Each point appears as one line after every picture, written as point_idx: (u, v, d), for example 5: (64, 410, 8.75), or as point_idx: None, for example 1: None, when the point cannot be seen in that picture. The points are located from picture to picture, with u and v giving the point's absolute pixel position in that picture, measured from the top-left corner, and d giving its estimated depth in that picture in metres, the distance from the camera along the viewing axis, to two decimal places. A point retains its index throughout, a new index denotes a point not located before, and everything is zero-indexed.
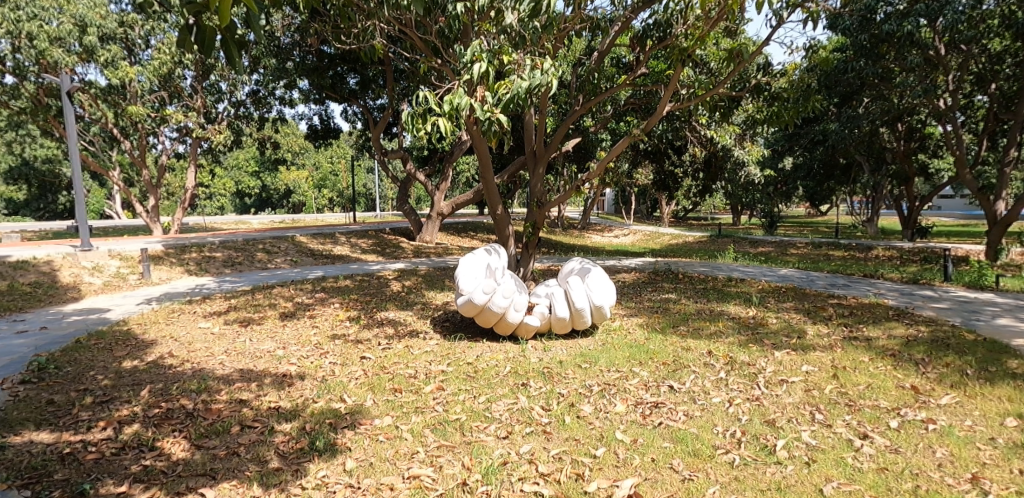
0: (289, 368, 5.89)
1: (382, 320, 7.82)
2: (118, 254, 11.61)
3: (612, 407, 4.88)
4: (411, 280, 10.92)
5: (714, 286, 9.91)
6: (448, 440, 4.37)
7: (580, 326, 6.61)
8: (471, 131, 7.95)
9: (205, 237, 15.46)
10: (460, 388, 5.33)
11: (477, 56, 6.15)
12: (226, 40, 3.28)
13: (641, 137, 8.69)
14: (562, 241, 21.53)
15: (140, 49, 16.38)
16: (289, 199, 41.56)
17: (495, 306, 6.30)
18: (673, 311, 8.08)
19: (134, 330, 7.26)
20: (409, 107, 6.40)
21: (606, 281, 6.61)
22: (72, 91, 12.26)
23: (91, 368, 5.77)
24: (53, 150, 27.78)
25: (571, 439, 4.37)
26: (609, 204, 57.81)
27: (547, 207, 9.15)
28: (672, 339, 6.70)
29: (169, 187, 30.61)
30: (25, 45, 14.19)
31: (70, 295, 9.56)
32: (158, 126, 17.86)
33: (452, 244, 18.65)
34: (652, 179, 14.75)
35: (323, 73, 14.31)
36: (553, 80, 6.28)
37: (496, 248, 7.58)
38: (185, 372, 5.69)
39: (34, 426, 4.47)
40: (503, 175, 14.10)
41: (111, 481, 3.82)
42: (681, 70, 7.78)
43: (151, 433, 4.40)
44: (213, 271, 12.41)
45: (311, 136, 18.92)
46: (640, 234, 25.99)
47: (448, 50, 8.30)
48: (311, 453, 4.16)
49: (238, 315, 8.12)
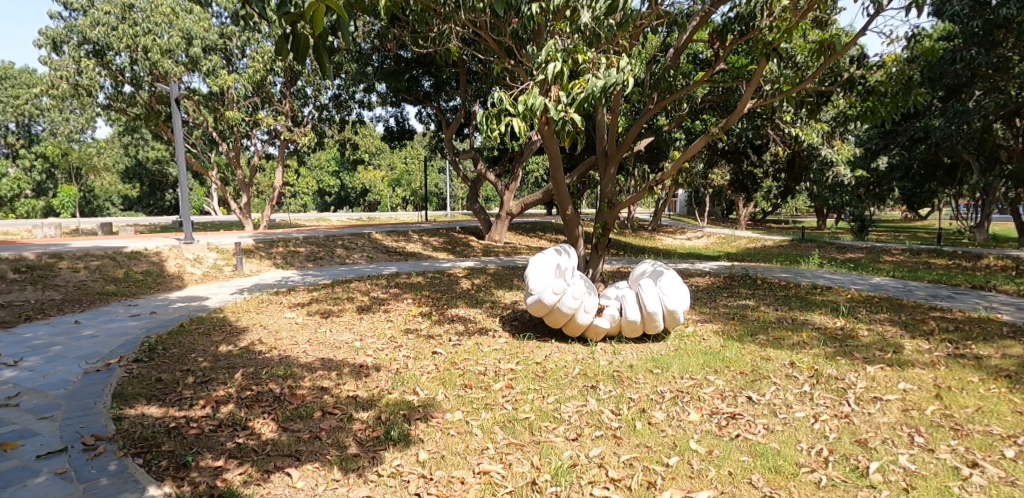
0: (365, 359, 6.14)
1: (452, 317, 7.99)
2: (215, 247, 12.50)
3: (685, 416, 4.74)
4: (481, 279, 11.09)
5: (796, 294, 9.40)
6: (518, 438, 4.40)
7: (651, 330, 6.47)
8: (543, 131, 7.96)
9: (291, 233, 16.34)
10: (529, 387, 5.35)
11: (551, 56, 6.20)
12: (318, 48, 3.42)
13: (719, 136, 8.30)
14: (631, 243, 21.22)
15: (237, 58, 17.71)
16: (366, 198, 43.37)
17: (564, 307, 6.27)
18: (751, 318, 7.74)
19: (228, 317, 7.82)
20: (483, 108, 6.45)
21: (680, 285, 6.46)
22: (179, 98, 13.12)
23: (192, 350, 6.26)
24: (163, 152, 30.41)
25: (642, 445, 4.29)
26: (682, 205, 56.64)
27: (618, 209, 9.00)
28: (750, 348, 6.41)
29: (259, 186, 32.71)
30: (141, 57, 15.54)
31: (175, 283, 10.42)
32: (251, 129, 19.14)
33: (521, 244, 18.75)
34: (729, 179, 14.29)
35: (399, 76, 14.90)
36: (629, 78, 6.12)
37: (566, 247, 7.61)
38: (273, 358, 6.06)
39: (145, 401, 4.89)
40: (572, 174, 14.00)
41: (209, 455, 4.09)
42: (766, 64, 7.43)
43: (243, 413, 4.70)
44: (297, 264, 13.14)
45: (387, 137, 19.58)
46: (714, 236, 25.19)
47: (521, 51, 8.38)
48: (386, 442, 4.31)
49: (319, 306, 8.56)
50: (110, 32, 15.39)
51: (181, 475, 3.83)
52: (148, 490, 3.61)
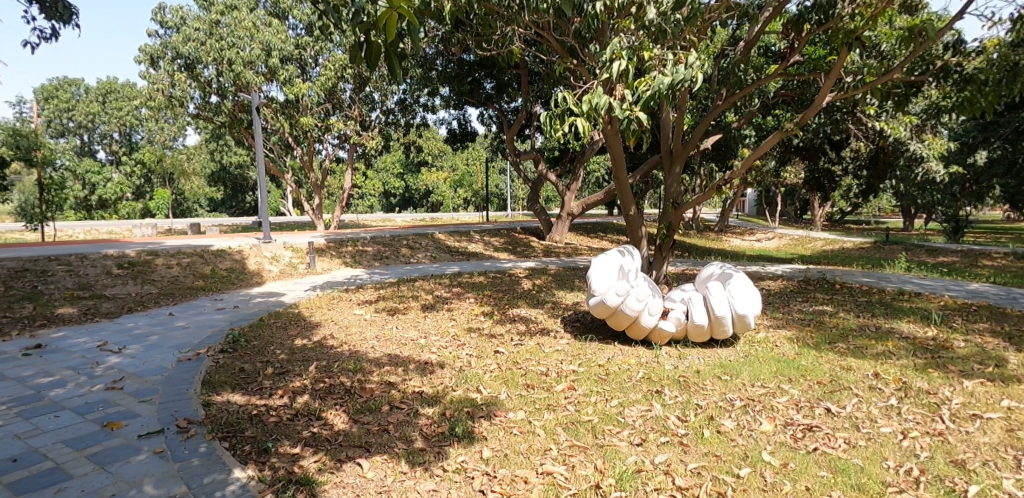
0: (430, 356, 6.27)
1: (514, 316, 8.03)
2: (291, 246, 13.14)
3: (757, 425, 4.54)
4: (542, 279, 11.09)
5: (881, 300, 8.82)
6: (581, 440, 4.36)
7: (720, 335, 6.26)
8: (607, 130, 7.85)
9: (360, 233, 16.92)
10: (592, 389, 5.29)
11: (616, 54, 6.10)
12: (389, 54, 3.47)
13: (794, 133, 7.91)
14: (697, 244, 20.58)
15: (311, 67, 18.55)
16: (429, 199, 44.31)
17: (628, 309, 6.15)
18: (830, 325, 7.33)
19: (303, 312, 8.20)
20: (547, 109, 6.43)
21: (750, 288, 6.22)
22: (259, 105, 13.88)
23: (271, 343, 6.60)
24: (244, 157, 32.30)
25: (711, 454, 4.15)
26: (751, 206, 54.40)
27: (684, 209, 8.75)
28: (829, 357, 6.07)
29: (330, 188, 34.09)
30: (226, 69, 16.58)
31: (255, 280, 11.03)
32: (323, 134, 19.99)
33: (582, 245, 18.59)
34: (804, 177, 13.60)
35: (462, 79, 15.14)
36: (698, 74, 5.93)
37: (630, 248, 7.48)
38: (344, 353, 6.29)
39: (230, 388, 5.20)
40: (636, 174, 13.75)
41: (287, 442, 4.30)
42: (847, 55, 7.01)
43: (318, 404, 4.91)
44: (365, 263, 13.61)
45: (450, 139, 19.93)
46: (787, 238, 24.06)
47: (584, 50, 8.30)
48: (451, 438, 4.38)
49: (386, 304, 8.83)
50: (199, 47, 16.49)
51: (263, 459, 4.03)
52: (234, 472, 3.83)
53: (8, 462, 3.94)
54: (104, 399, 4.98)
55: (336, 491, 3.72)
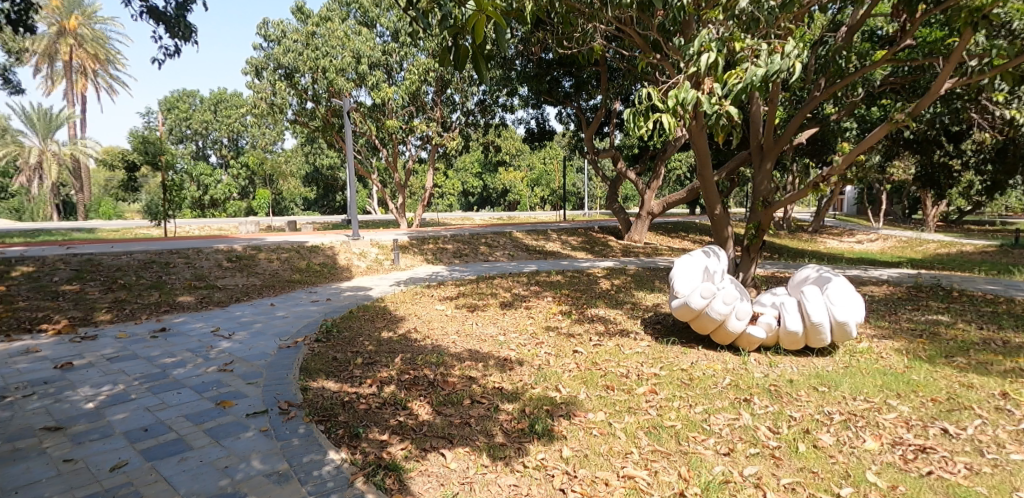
0: (509, 353, 6.31)
1: (592, 316, 7.93)
2: (377, 243, 13.69)
3: (860, 442, 4.20)
4: (620, 279, 10.87)
5: (1007, 311, 7.93)
6: (664, 446, 4.22)
7: (816, 343, 5.87)
8: (694, 125, 7.55)
9: (441, 231, 17.33)
10: (675, 394, 5.11)
11: (705, 46, 5.83)
12: (476, 56, 3.45)
13: (904, 124, 7.25)
14: (789, 246, 19.42)
15: (396, 72, 19.23)
16: (506, 198, 44.74)
17: (714, 312, 5.88)
18: (946, 337, 6.67)
19: (388, 306, 8.52)
20: (630, 106, 6.23)
21: (852, 294, 5.78)
22: (349, 109, 14.57)
23: (360, 334, 6.91)
24: (334, 159, 34.07)
25: (807, 470, 3.89)
26: (849, 204, 50.62)
27: (775, 208, 8.27)
28: (945, 371, 5.52)
29: (412, 188, 35.20)
30: (320, 77, 17.53)
31: (345, 274, 11.59)
32: (407, 136, 20.68)
33: (662, 245, 18.06)
34: (915, 173, 12.47)
35: (541, 79, 15.15)
36: (796, 64, 5.55)
37: (716, 249, 7.18)
38: (427, 346, 6.46)
39: (324, 375, 5.48)
40: (722, 171, 13.16)
41: (376, 429, 4.46)
42: (970, 37, 6.33)
43: (403, 394, 5.07)
44: (446, 260, 13.93)
45: (529, 138, 20.00)
46: (891, 239, 22.18)
47: (669, 43, 8.04)
48: (531, 435, 4.37)
49: (466, 300, 8.99)
50: (297, 57, 17.51)
51: (354, 444, 4.21)
52: (329, 454, 4.03)
53: (140, 431, 4.35)
54: (217, 380, 5.39)
55: (422, 479, 3.82)
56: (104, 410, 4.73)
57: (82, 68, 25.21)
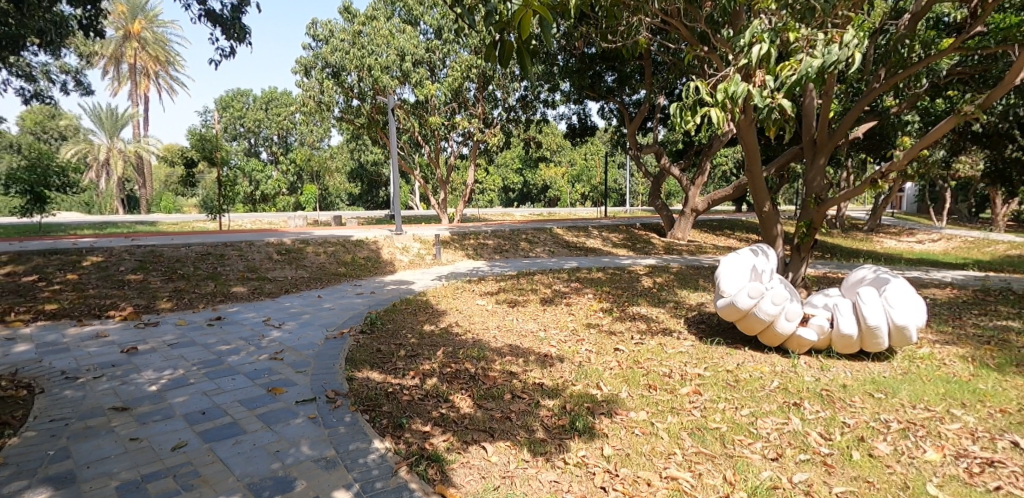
0: (549, 349, 6.28)
1: (634, 314, 7.80)
2: (419, 238, 13.86)
3: (920, 452, 3.99)
4: (663, 278, 10.66)
5: None
6: (709, 448, 4.11)
7: (872, 348, 5.60)
8: (743, 119, 7.32)
9: (482, 227, 17.40)
10: (721, 395, 4.97)
11: (756, 37, 5.63)
12: (521, 51, 3.37)
13: (973, 117, 6.82)
14: (842, 245, 18.65)
15: (439, 68, 19.40)
16: (547, 194, 44.57)
17: (762, 312, 5.68)
18: (1016, 344, 6.27)
19: (429, 300, 8.61)
20: (676, 101, 6.05)
21: (912, 297, 5.48)
22: (394, 107, 14.81)
23: (403, 327, 7.01)
24: (378, 155, 34.66)
25: (861, 479, 3.72)
26: (907, 202, 48.21)
27: (827, 206, 7.93)
28: (1015, 381, 5.19)
29: (454, 184, 35.50)
30: (365, 75, 17.85)
31: (388, 268, 11.79)
32: (449, 133, 20.84)
33: (707, 243, 17.64)
34: (983, 169, 11.75)
35: (584, 73, 15.01)
36: (856, 53, 5.28)
37: (766, 248, 6.94)
38: (468, 340, 6.50)
39: (368, 366, 5.57)
40: (771, 167, 12.71)
41: (418, 420, 4.51)
42: None
43: (445, 387, 5.10)
44: (486, 256, 13.98)
45: (570, 134, 19.84)
46: (955, 239, 21.00)
47: (718, 36, 7.81)
48: (572, 431, 4.33)
49: (506, 296, 8.99)
50: (344, 56, 17.87)
51: (397, 434, 4.26)
52: (374, 442, 4.09)
53: (198, 414, 4.53)
54: (269, 368, 5.56)
55: (463, 471, 3.83)
56: (166, 393, 4.94)
57: (144, 70, 26.45)
